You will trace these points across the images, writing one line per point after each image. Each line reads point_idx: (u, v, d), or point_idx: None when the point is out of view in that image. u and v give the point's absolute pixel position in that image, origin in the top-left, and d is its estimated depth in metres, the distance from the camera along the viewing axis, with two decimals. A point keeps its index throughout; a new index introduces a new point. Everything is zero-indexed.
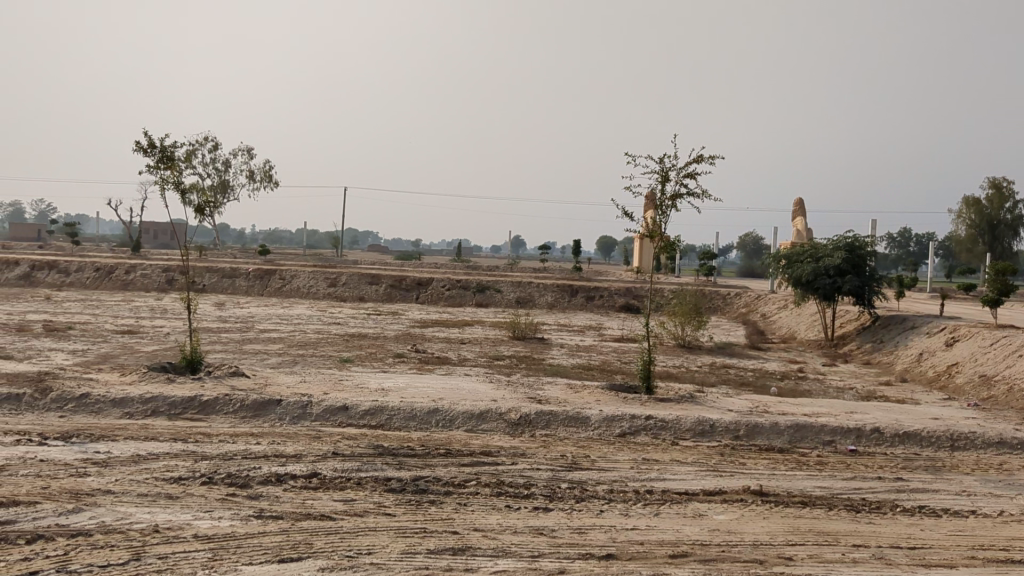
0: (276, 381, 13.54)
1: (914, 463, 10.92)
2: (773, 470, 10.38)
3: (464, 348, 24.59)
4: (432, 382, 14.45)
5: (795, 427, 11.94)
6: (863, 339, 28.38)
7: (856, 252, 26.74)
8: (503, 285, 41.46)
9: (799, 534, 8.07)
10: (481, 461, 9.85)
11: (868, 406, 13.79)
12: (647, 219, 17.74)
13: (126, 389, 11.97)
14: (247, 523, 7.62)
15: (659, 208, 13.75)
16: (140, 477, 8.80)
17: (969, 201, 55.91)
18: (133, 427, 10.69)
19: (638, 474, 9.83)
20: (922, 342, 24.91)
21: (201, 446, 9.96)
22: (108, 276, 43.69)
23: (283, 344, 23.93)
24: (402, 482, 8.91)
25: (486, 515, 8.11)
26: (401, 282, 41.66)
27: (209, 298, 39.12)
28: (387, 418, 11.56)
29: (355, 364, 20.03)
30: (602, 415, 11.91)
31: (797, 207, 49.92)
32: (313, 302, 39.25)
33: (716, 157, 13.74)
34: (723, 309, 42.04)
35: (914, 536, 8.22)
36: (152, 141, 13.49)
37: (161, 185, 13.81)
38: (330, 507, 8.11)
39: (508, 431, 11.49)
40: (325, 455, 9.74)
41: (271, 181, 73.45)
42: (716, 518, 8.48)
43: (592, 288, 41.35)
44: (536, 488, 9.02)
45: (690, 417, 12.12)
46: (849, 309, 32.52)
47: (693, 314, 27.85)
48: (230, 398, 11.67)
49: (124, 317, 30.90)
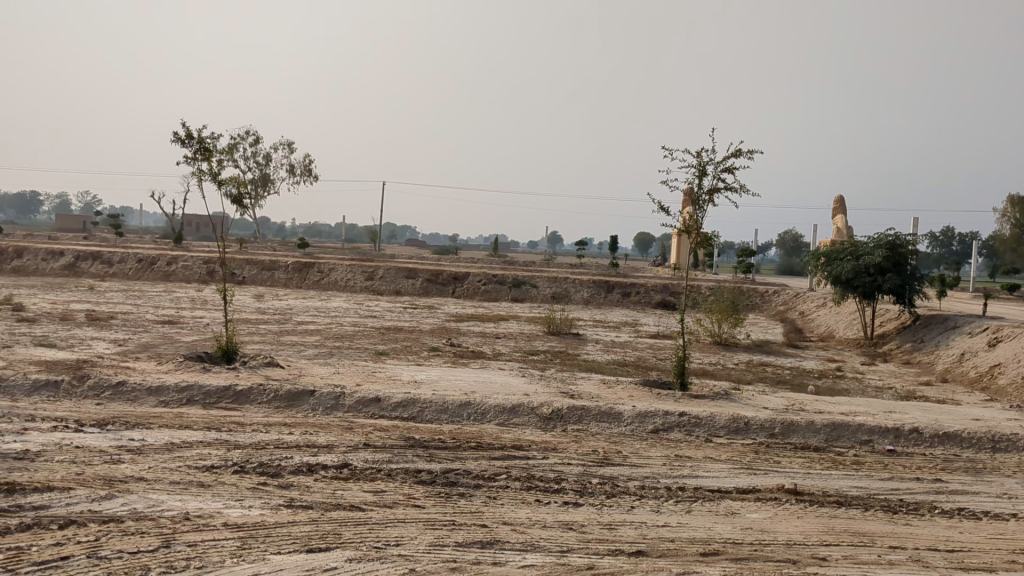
0: (311, 372, 13.59)
1: (954, 465, 10.71)
2: (808, 469, 10.23)
3: (499, 342, 24.56)
4: (466, 375, 14.43)
5: (831, 425, 11.76)
6: (903, 339, 27.95)
7: (897, 250, 26.31)
8: (539, 280, 41.39)
9: (834, 534, 7.94)
10: (512, 455, 9.81)
11: (907, 406, 13.55)
12: (684, 215, 17.56)
13: (162, 378, 12.07)
14: (277, 512, 7.64)
15: (696, 203, 13.59)
16: (173, 465, 8.86)
17: (1015, 201, 54.76)
18: (168, 415, 10.78)
19: (670, 471, 9.73)
20: (964, 342, 24.48)
21: (234, 435, 10.01)
22: (150, 268, 44.22)
23: (320, 336, 24.05)
24: (432, 475, 8.88)
25: (516, 509, 8.06)
26: (438, 276, 41.72)
27: (248, 290, 39.44)
28: (419, 411, 11.55)
29: (390, 356, 20.08)
30: (635, 411, 11.81)
31: (838, 205, 49.30)
32: (350, 295, 39.44)
33: (755, 151, 13.54)
34: (761, 306, 41.64)
35: (952, 539, 8.05)
36: (191, 133, 13.59)
37: (198, 176, 13.90)
38: (360, 497, 8.11)
39: (540, 425, 11.44)
40: (356, 446, 9.75)
41: (310, 174, 73.94)
42: (749, 516, 8.36)
43: (628, 284, 41.14)
44: (567, 483, 8.96)
45: (725, 414, 11.98)
46: (890, 307, 32.05)
47: (730, 311, 27.59)
48: (264, 389, 11.73)
49: (164, 308, 31.23)
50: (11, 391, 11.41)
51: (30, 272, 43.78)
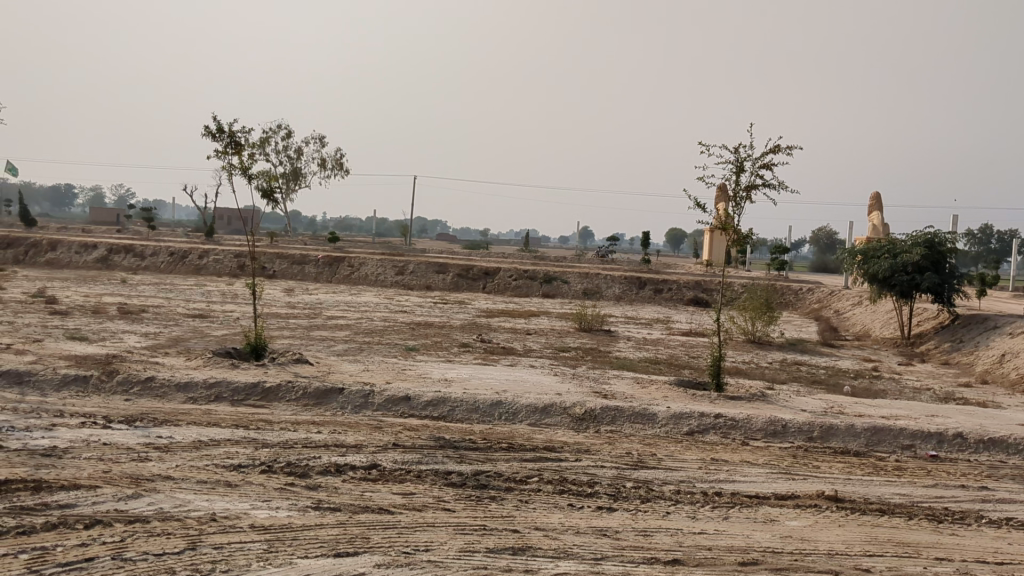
0: (340, 369, 13.46)
1: (1001, 472, 10.36)
2: (849, 475, 9.93)
3: (529, 338, 24.35)
4: (497, 373, 14.24)
5: (872, 429, 11.45)
6: (941, 339, 27.43)
7: (935, 248, 25.80)
8: (570, 276, 41.13)
9: (877, 544, 7.66)
10: (544, 457, 9.60)
11: (950, 409, 13.20)
12: (719, 211, 17.24)
13: (191, 374, 11.98)
14: (304, 514, 7.49)
15: (733, 200, 13.29)
16: (201, 463, 8.74)
17: None
18: (197, 412, 10.68)
19: (706, 475, 9.48)
20: (1005, 343, 23.95)
21: (263, 433, 9.89)
22: (182, 261, 44.45)
23: (350, 331, 23.98)
24: (462, 477, 8.71)
25: (549, 513, 7.86)
26: (468, 271, 41.57)
27: (278, 284, 39.52)
28: (449, 410, 11.37)
29: (420, 352, 19.94)
30: (670, 412, 11.56)
31: (874, 202, 48.59)
32: (381, 290, 39.39)
33: (794, 147, 13.21)
34: (795, 304, 41.11)
35: (1001, 551, 7.73)
36: (221, 126, 13.49)
37: (228, 170, 13.81)
38: (389, 500, 7.94)
39: (572, 426, 11.22)
40: (386, 446, 9.59)
41: (342, 168, 74.07)
42: (789, 524, 8.10)
43: (660, 280, 40.78)
44: (600, 486, 8.74)
45: (762, 416, 11.70)
46: (927, 306, 31.48)
47: (764, 309, 27.20)
48: (293, 386, 11.60)
49: (196, 302, 31.36)
50: (40, 386, 11.37)
51: (64, 265, 44.16)
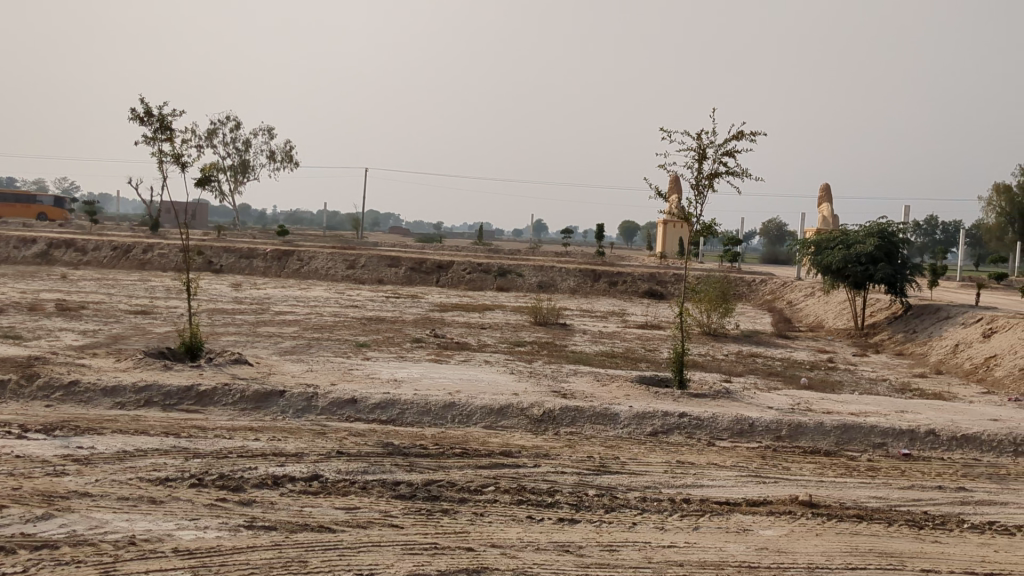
0: (282, 369, 12.66)
1: (976, 471, 9.92)
2: (821, 476, 9.42)
3: (483, 333, 23.72)
4: (449, 372, 13.53)
5: (842, 427, 10.96)
6: (894, 329, 27.30)
7: (888, 239, 25.57)
8: (525, 269, 40.48)
9: (859, 556, 7.13)
10: (501, 463, 8.95)
11: (917, 404, 12.79)
12: (675, 202, 16.68)
13: (120, 377, 11.13)
14: (236, 535, 6.76)
15: (695, 187, 12.73)
16: (123, 477, 7.95)
17: (1000, 189, 56.16)
18: (125, 419, 9.87)
19: (673, 480, 8.89)
20: (958, 333, 23.85)
21: (196, 441, 9.10)
22: (125, 256, 43.04)
23: (298, 328, 23.11)
24: (411, 488, 8.02)
25: (507, 528, 7.21)
26: (421, 265, 40.82)
27: (225, 278, 38.45)
28: (398, 413, 10.67)
29: (371, 348, 19.17)
30: (632, 412, 10.97)
31: (823, 193, 48.82)
32: (332, 284, 38.43)
33: (757, 133, 12.66)
34: (749, 296, 40.93)
35: (989, 560, 7.26)
36: (150, 109, 12.65)
37: (158, 158, 12.93)
38: (331, 516, 7.24)
39: (530, 428, 10.59)
40: (328, 454, 8.86)
41: (292, 161, 72.81)
42: (763, 534, 7.55)
43: (614, 272, 40.37)
44: (561, 496, 8.11)
45: (727, 414, 11.16)
46: (880, 297, 31.36)
47: (720, 301, 26.86)
48: (230, 389, 10.81)
49: (139, 297, 30.23)
50: None
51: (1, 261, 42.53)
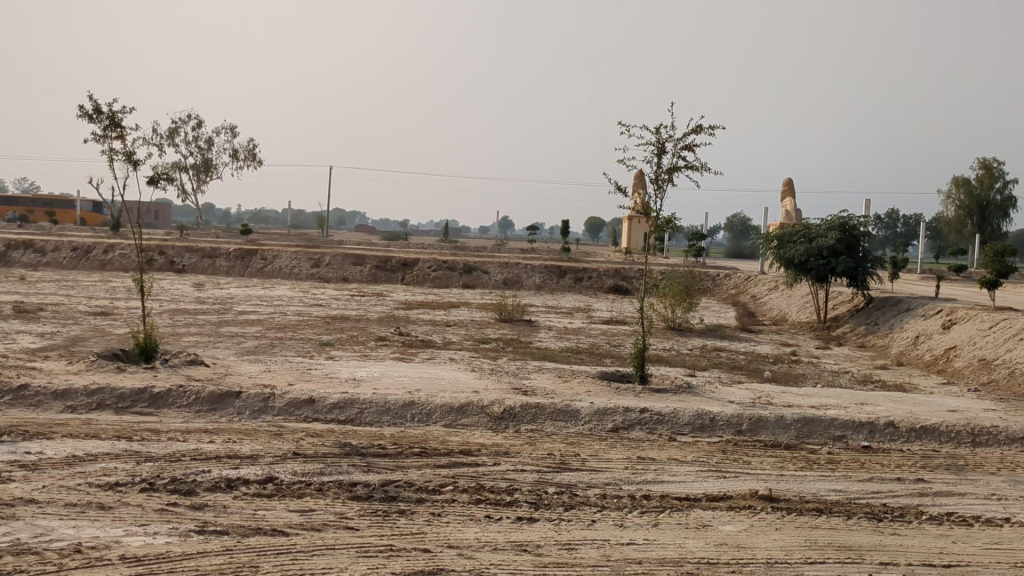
0: (239, 370, 12.46)
1: (934, 462, 9.98)
2: (781, 470, 9.42)
3: (449, 330, 23.60)
4: (409, 371, 13.40)
5: (802, 420, 10.98)
6: (856, 321, 27.53)
7: (849, 232, 25.77)
8: (490, 266, 40.37)
9: (818, 550, 7.12)
10: (459, 462, 8.85)
11: (876, 396, 12.86)
12: (637, 197, 16.67)
13: (71, 380, 10.89)
14: (186, 540, 6.61)
15: (654, 182, 12.70)
16: (71, 483, 7.75)
17: (958, 182, 56.96)
18: (75, 423, 9.65)
19: (633, 476, 8.83)
20: (918, 325, 24.09)
21: (148, 445, 8.91)
22: (84, 257, 42.34)
23: (260, 327, 22.85)
24: (368, 489, 7.90)
25: (464, 528, 7.12)
26: (386, 262, 40.58)
27: (187, 278, 37.96)
28: (356, 413, 10.53)
29: (334, 348, 18.96)
30: (593, 408, 10.91)
31: (785, 188, 49.18)
32: (296, 283, 38.08)
33: (717, 127, 12.65)
34: (713, 290, 41.12)
35: (947, 552, 7.27)
36: (100, 106, 12.42)
37: (109, 157, 12.70)
38: (284, 519, 7.10)
39: (490, 426, 10.50)
40: (284, 456, 8.71)
41: (255, 160, 72.12)
42: (723, 529, 7.51)
43: (580, 268, 40.39)
44: (519, 494, 8.03)
45: (688, 409, 11.13)
46: (842, 290, 31.63)
47: (684, 296, 26.92)
48: (185, 391, 10.61)
49: (98, 299, 29.72)
50: None
51: None
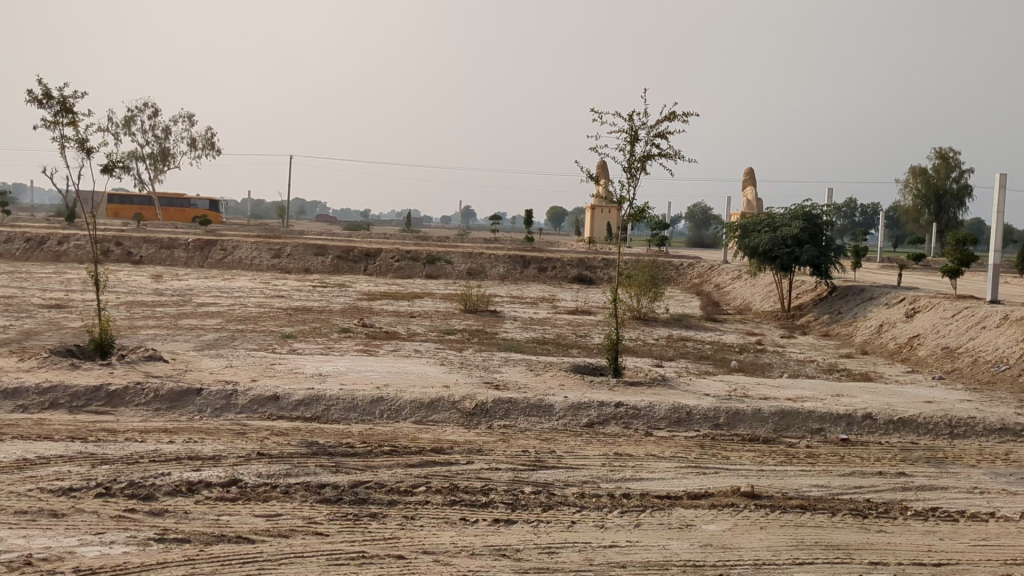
0: (199, 366, 12.04)
1: (914, 455, 9.82)
2: (761, 465, 9.20)
3: (413, 321, 23.25)
4: (376, 365, 13.03)
5: (780, 414, 10.78)
6: (820, 310, 27.52)
7: (813, 222, 25.72)
8: (453, 256, 39.95)
9: (804, 550, 6.89)
10: (432, 461, 8.52)
11: (851, 388, 12.71)
12: (603, 186, 16.37)
13: (22, 377, 10.40)
14: (144, 550, 6.23)
15: (627, 171, 12.42)
16: (22, 489, 7.32)
17: (916, 171, 57.43)
18: (27, 423, 9.19)
19: (611, 474, 8.56)
20: (882, 313, 24.11)
21: (104, 446, 8.49)
22: (39, 248, 41.32)
23: (221, 319, 22.32)
24: (338, 491, 7.55)
25: (439, 532, 6.80)
26: (349, 253, 40.05)
27: (145, 270, 37.15)
28: (323, 410, 10.17)
29: (297, 340, 18.54)
30: (567, 403, 10.63)
31: (747, 177, 49.28)
32: (257, 274, 37.45)
33: (690, 113, 12.38)
34: (677, 280, 41.07)
35: (935, 549, 7.10)
36: (49, 91, 11.89)
37: (60, 144, 12.17)
38: (250, 525, 6.74)
39: (462, 423, 10.18)
40: (248, 457, 8.33)
41: (213, 149, 71.01)
42: (706, 529, 7.26)
43: (544, 258, 40.12)
44: (496, 495, 7.72)
45: (664, 403, 10.89)
46: (805, 279, 31.68)
47: (650, 285, 26.71)
48: (143, 388, 10.18)
49: (53, 290, 28.96)
50: None
51: None
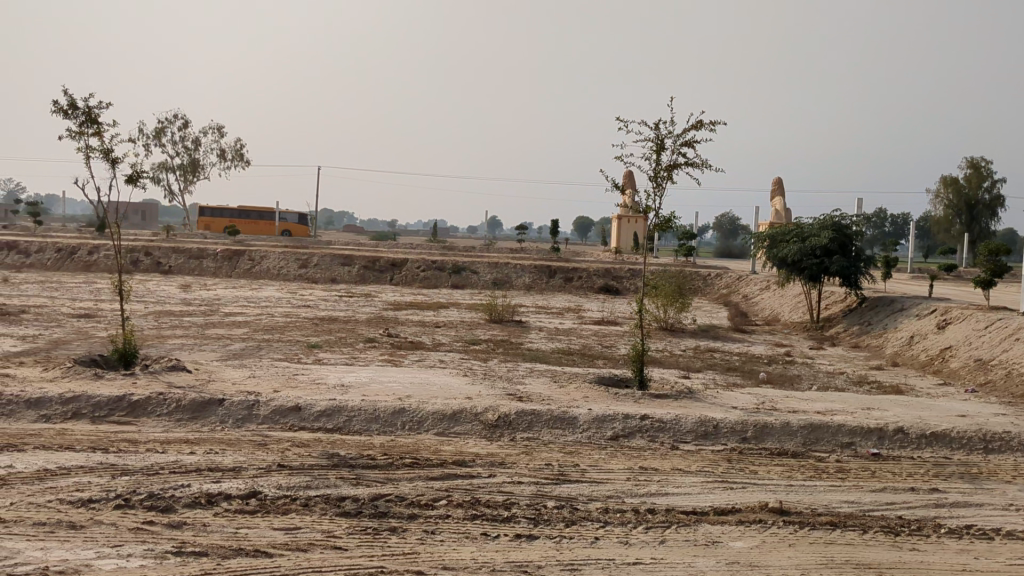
0: (222, 376, 11.99)
1: (947, 471, 9.58)
2: (790, 480, 9.00)
3: (438, 331, 23.18)
4: (399, 376, 12.93)
5: (809, 428, 10.58)
6: (850, 321, 27.17)
7: (842, 232, 25.40)
8: (480, 266, 39.90)
9: (834, 569, 6.70)
10: (454, 474, 8.41)
11: (882, 401, 12.46)
12: (629, 196, 16.22)
13: (46, 388, 10.39)
14: (161, 563, 6.16)
15: (653, 180, 12.28)
16: (42, 500, 7.29)
17: (947, 181, 56.75)
18: (49, 433, 9.18)
19: (636, 489, 8.40)
20: (912, 325, 23.75)
21: (125, 457, 8.45)
22: (70, 258, 41.70)
23: (247, 329, 22.35)
24: (358, 504, 7.46)
25: (460, 547, 6.68)
26: (375, 263, 40.09)
27: (173, 280, 37.36)
28: (345, 421, 10.09)
29: (322, 350, 18.52)
30: (591, 415, 10.49)
31: (775, 187, 48.91)
32: (284, 284, 37.58)
33: (717, 122, 12.22)
34: (705, 290, 40.76)
35: (969, 568, 6.89)
36: (74, 101, 11.94)
37: (86, 154, 12.21)
38: (268, 539, 6.66)
39: (485, 435, 10.06)
40: (268, 468, 8.26)
41: (242, 159, 71.45)
42: (733, 546, 7.10)
43: (570, 268, 39.97)
44: (518, 509, 7.60)
45: (691, 416, 10.71)
46: (834, 290, 31.30)
47: (676, 296, 26.49)
48: (165, 399, 10.14)
49: (82, 300, 29.18)
50: None
51: None
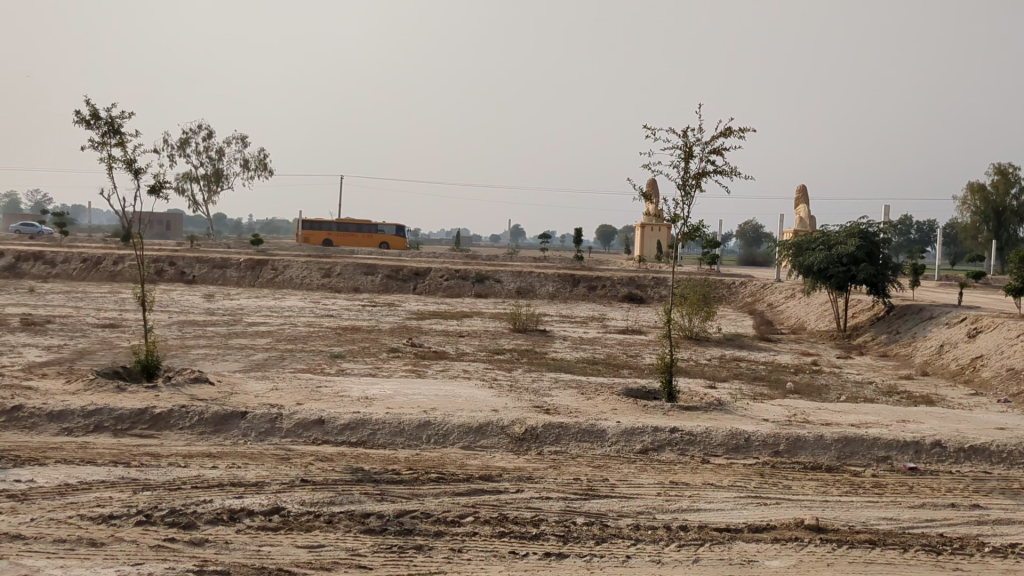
0: (244, 388, 11.87)
1: (987, 486, 9.30)
2: (826, 496, 8.76)
3: (462, 341, 23.05)
4: (424, 388, 12.76)
5: (843, 441, 10.32)
6: (878, 330, 26.78)
7: (869, 240, 25.03)
8: (503, 275, 39.76)
9: None
10: (481, 490, 8.22)
11: (917, 413, 12.16)
12: (653, 203, 16.00)
13: (68, 400, 10.30)
14: None
15: (681, 188, 12.07)
16: (62, 516, 7.16)
17: (974, 188, 56.10)
18: (71, 447, 9.08)
19: (667, 504, 8.18)
20: (942, 334, 23.35)
21: (146, 472, 8.32)
22: (95, 268, 41.91)
23: (271, 339, 22.28)
24: (383, 521, 7.30)
25: (487, 566, 6.49)
26: (398, 272, 40.03)
27: (198, 289, 37.47)
28: (369, 434, 9.94)
29: (346, 360, 18.41)
30: (619, 428, 10.27)
31: (799, 195, 48.49)
32: (307, 293, 37.60)
33: (747, 129, 11.99)
34: (729, 299, 40.41)
35: None
36: (96, 110, 11.87)
37: (109, 163, 12.15)
38: (291, 557, 6.49)
39: (511, 448, 9.87)
40: (291, 483, 8.11)
41: (265, 168, 71.68)
42: (769, 565, 6.87)
43: (594, 277, 39.73)
44: (546, 526, 7.40)
45: (721, 428, 10.48)
46: (861, 299, 30.89)
47: (701, 304, 26.23)
48: (187, 411, 10.03)
49: (107, 310, 29.28)
50: None
51: None
